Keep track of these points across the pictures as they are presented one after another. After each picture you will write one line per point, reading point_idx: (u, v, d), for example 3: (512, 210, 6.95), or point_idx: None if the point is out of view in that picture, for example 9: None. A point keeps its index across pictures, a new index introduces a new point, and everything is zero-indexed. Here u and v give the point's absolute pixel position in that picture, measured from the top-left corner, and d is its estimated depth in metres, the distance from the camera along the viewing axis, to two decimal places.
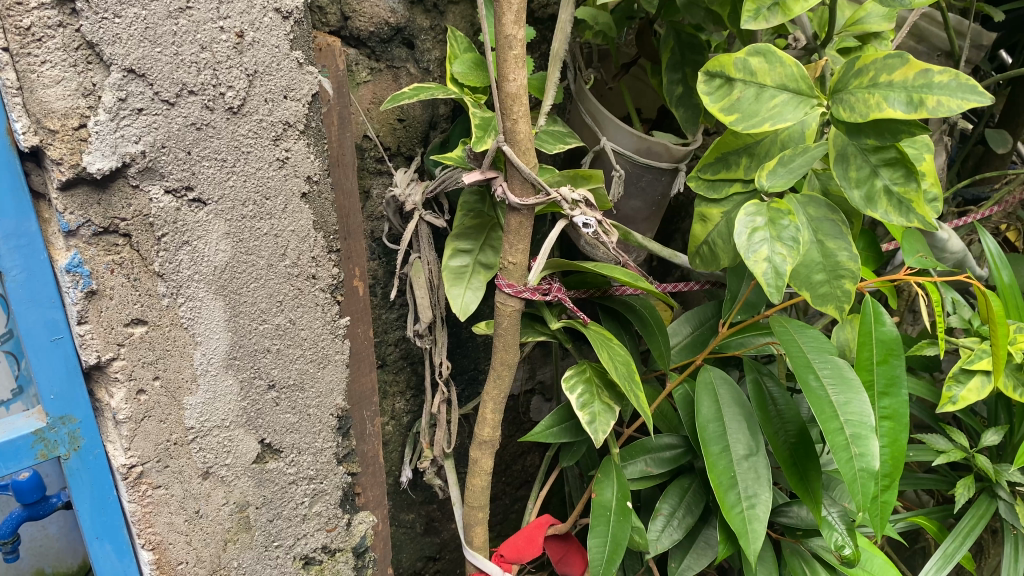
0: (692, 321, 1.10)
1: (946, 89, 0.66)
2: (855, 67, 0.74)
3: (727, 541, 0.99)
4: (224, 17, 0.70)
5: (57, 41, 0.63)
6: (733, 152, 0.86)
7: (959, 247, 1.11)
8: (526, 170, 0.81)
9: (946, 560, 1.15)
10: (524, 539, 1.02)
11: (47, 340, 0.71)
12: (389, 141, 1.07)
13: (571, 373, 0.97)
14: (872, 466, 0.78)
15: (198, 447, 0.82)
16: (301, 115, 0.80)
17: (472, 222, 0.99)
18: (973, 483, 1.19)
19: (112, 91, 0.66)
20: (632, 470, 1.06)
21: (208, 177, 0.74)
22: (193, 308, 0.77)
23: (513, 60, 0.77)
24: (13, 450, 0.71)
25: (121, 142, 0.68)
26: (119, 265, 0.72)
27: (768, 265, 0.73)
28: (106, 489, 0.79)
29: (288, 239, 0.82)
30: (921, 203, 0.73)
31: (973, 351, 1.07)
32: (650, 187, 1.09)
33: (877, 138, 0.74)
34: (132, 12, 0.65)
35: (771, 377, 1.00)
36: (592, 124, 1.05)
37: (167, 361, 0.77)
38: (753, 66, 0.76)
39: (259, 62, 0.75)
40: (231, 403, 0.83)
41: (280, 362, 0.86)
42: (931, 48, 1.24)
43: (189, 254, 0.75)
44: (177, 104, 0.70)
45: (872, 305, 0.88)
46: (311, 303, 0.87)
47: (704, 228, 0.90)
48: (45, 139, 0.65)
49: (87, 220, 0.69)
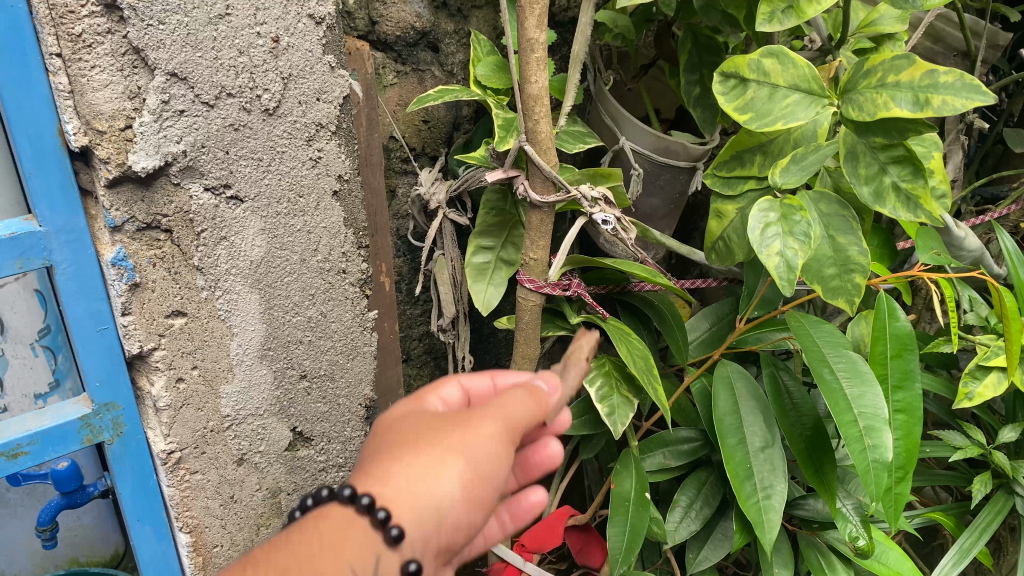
0: (710, 317, 1.11)
1: (951, 88, 0.68)
2: (864, 68, 0.76)
3: (743, 531, 1.01)
4: (261, 23, 0.74)
5: (106, 47, 0.66)
6: (748, 150, 0.88)
7: (977, 244, 1.11)
8: (548, 169, 0.84)
9: (963, 554, 1.16)
10: (544, 529, 1.06)
11: (93, 330, 0.75)
12: (414, 142, 1.10)
13: (590, 365, 1.00)
14: (885, 457, 0.80)
15: (234, 434, 0.86)
16: (333, 117, 0.84)
17: (494, 219, 1.02)
18: (990, 480, 1.19)
19: (156, 93, 0.69)
20: (651, 462, 1.08)
21: (245, 176, 0.78)
22: (230, 300, 0.81)
23: (535, 63, 0.81)
24: (61, 435, 0.76)
25: (164, 143, 0.71)
26: (160, 259, 0.76)
27: (780, 259, 0.75)
28: (147, 474, 0.84)
29: (320, 235, 0.86)
30: (928, 199, 0.75)
31: (989, 347, 1.08)
32: (668, 185, 1.11)
33: (886, 136, 0.76)
34: (175, 19, 0.68)
35: (788, 371, 1.02)
36: (611, 124, 1.08)
37: (205, 351, 0.81)
38: (766, 68, 0.79)
39: (294, 66, 0.78)
40: (266, 392, 0.87)
41: (312, 353, 0.90)
42: (947, 48, 1.25)
43: (226, 249, 0.79)
44: (217, 106, 0.73)
45: (886, 301, 0.89)
46: (341, 296, 0.91)
47: (719, 224, 0.92)
48: (93, 140, 0.69)
49: (131, 216, 0.73)
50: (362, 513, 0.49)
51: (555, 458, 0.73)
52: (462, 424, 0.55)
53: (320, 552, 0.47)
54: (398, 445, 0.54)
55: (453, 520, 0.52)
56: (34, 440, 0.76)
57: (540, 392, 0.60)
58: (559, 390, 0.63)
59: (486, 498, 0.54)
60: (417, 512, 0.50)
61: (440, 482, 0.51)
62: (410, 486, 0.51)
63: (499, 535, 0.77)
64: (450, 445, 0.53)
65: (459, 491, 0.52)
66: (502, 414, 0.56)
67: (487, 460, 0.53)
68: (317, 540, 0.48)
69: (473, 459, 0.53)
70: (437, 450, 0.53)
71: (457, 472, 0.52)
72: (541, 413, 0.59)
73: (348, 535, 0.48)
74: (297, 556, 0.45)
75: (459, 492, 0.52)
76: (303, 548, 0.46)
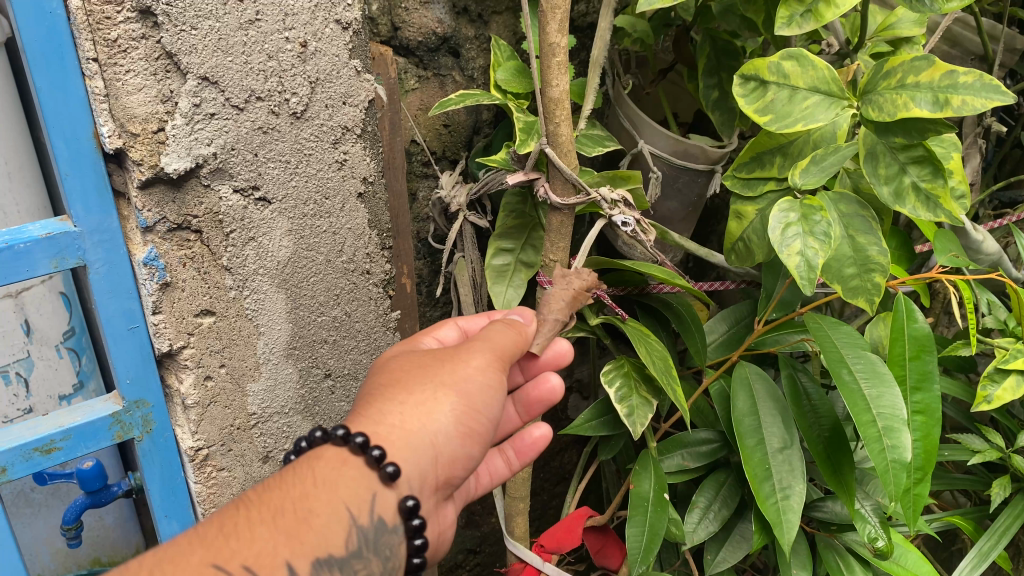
0: (729, 319, 1.12)
1: (970, 88, 0.70)
2: (883, 70, 0.77)
3: (762, 531, 1.01)
4: (290, 28, 0.76)
5: (140, 51, 0.68)
6: (767, 151, 0.89)
7: (995, 247, 1.11)
8: (568, 172, 0.85)
9: (982, 557, 1.15)
10: (562, 529, 1.04)
11: (125, 329, 0.78)
12: (435, 145, 1.11)
13: (609, 367, 1.01)
14: (904, 457, 0.81)
15: (260, 432, 0.90)
16: (358, 120, 0.85)
17: (514, 222, 1.03)
18: (1008, 484, 1.18)
19: (187, 97, 0.71)
20: (669, 463, 1.08)
21: (273, 178, 0.80)
22: (257, 300, 0.83)
23: (556, 67, 0.82)
24: (93, 431, 0.80)
25: (195, 145, 0.73)
26: (190, 259, 0.78)
27: (801, 258, 0.76)
28: (174, 470, 0.88)
29: (345, 236, 0.88)
30: (948, 198, 0.76)
31: (1008, 350, 1.06)
32: (686, 188, 1.12)
33: (905, 137, 0.77)
34: (207, 24, 0.70)
35: (807, 373, 1.02)
36: (630, 127, 1.09)
37: (233, 349, 0.84)
38: (786, 70, 0.80)
39: (321, 71, 0.80)
40: (291, 390, 0.90)
41: (336, 352, 0.93)
42: (965, 53, 1.25)
43: (255, 249, 0.81)
44: (246, 109, 0.75)
45: (904, 303, 0.90)
46: (365, 297, 0.93)
47: (739, 225, 0.93)
48: (127, 142, 0.71)
49: (163, 217, 0.75)
50: (355, 453, 0.62)
51: (554, 393, 0.86)
52: (451, 362, 0.68)
53: (318, 491, 0.59)
54: (396, 382, 0.67)
55: (446, 448, 0.66)
56: (67, 435, 0.79)
57: (518, 325, 0.74)
58: (532, 320, 0.78)
59: (477, 424, 0.67)
60: (410, 446, 0.63)
61: (434, 417, 0.65)
62: (406, 422, 0.64)
63: (504, 468, 0.89)
64: (442, 381, 0.66)
65: (449, 421, 0.65)
66: (486, 349, 0.69)
67: (474, 391, 0.66)
68: (314, 479, 0.60)
69: (462, 392, 0.66)
70: (430, 387, 0.66)
71: (447, 405, 0.65)
72: (519, 343, 0.73)
73: (343, 474, 0.61)
74: (291, 498, 0.58)
75: (449, 421, 0.65)
76: (300, 487, 0.59)
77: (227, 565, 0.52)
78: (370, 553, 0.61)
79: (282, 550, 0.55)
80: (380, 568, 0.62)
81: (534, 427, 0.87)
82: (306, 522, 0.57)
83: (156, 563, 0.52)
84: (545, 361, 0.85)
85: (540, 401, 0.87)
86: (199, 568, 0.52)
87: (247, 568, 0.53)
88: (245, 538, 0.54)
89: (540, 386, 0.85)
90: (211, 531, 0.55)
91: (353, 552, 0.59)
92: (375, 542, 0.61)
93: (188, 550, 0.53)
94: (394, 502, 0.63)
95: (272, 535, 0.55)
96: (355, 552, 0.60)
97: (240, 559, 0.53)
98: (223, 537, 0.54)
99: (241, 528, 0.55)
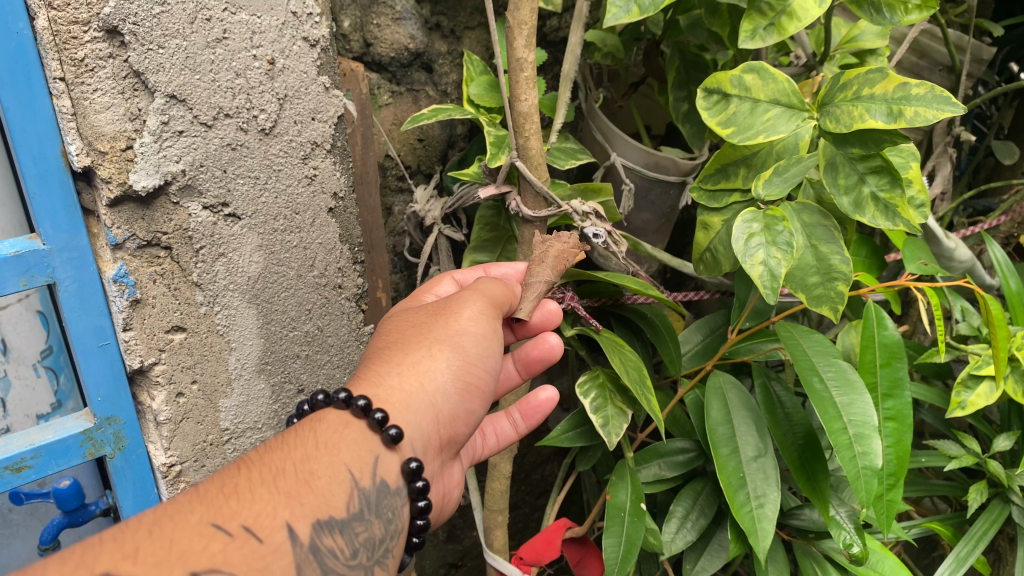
0: (703, 329, 1.13)
1: (922, 100, 0.71)
2: (840, 82, 0.79)
3: (738, 540, 1.01)
4: (257, 46, 0.77)
5: (107, 70, 0.69)
6: (732, 163, 0.90)
7: (967, 255, 1.12)
8: (538, 184, 0.86)
9: (960, 563, 1.12)
10: (542, 541, 1.02)
11: (95, 346, 0.79)
12: (410, 159, 1.12)
13: (584, 378, 1.01)
14: (876, 464, 0.81)
15: (232, 447, 0.91)
16: (327, 135, 0.86)
17: (489, 235, 1.03)
18: (985, 489, 1.16)
19: (156, 115, 0.72)
20: (646, 473, 1.09)
21: (243, 194, 0.80)
22: (229, 315, 0.84)
23: (524, 81, 0.83)
24: (63, 448, 0.81)
25: (164, 162, 0.74)
26: (161, 276, 0.79)
27: (764, 268, 0.78)
28: (147, 486, 0.90)
29: (316, 251, 0.89)
30: (906, 207, 0.76)
31: (980, 356, 1.06)
32: (659, 200, 1.13)
33: (862, 147, 0.78)
34: (174, 43, 0.71)
35: (780, 381, 1.03)
36: (603, 140, 1.10)
37: (204, 366, 0.85)
38: (747, 83, 0.82)
39: (289, 87, 0.81)
40: (263, 405, 0.91)
41: (309, 368, 0.94)
42: (933, 63, 1.27)
43: (224, 265, 0.82)
44: (215, 127, 0.76)
45: (874, 310, 0.90)
46: (338, 311, 0.95)
47: (706, 236, 0.94)
48: (95, 160, 0.72)
49: (132, 234, 0.76)
50: (358, 416, 0.64)
51: (552, 352, 0.90)
52: (444, 317, 0.73)
53: (320, 453, 0.61)
54: (393, 344, 0.71)
55: (445, 406, 0.69)
56: (38, 453, 0.80)
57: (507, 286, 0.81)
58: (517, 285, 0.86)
59: (477, 377, 0.71)
60: (409, 408, 0.66)
61: (431, 375, 0.68)
62: (404, 384, 0.67)
63: (511, 432, 0.95)
64: (435, 338, 0.71)
65: (446, 375, 0.69)
66: (477, 298, 0.75)
67: (466, 343, 0.71)
68: (316, 440, 0.62)
69: (457, 346, 0.70)
70: (425, 345, 0.70)
71: (443, 361, 0.69)
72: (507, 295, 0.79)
73: (346, 435, 0.63)
74: (293, 459, 0.59)
75: (446, 378, 0.69)
76: (302, 448, 0.60)
77: (227, 525, 0.52)
78: (371, 516, 0.62)
79: (282, 511, 0.55)
80: (382, 531, 0.63)
81: (540, 389, 0.93)
82: (306, 483, 0.58)
83: (155, 521, 0.51)
84: (535, 323, 0.89)
85: (540, 361, 0.91)
86: (197, 527, 0.51)
87: (246, 528, 0.53)
88: (245, 499, 0.55)
89: (540, 346, 0.90)
90: (210, 490, 0.55)
91: (354, 515, 0.60)
92: (377, 505, 0.62)
93: (187, 509, 0.53)
94: (397, 465, 0.65)
95: (272, 496, 0.56)
96: (357, 514, 0.60)
97: (239, 519, 0.53)
98: (223, 497, 0.54)
99: (241, 488, 0.55)
